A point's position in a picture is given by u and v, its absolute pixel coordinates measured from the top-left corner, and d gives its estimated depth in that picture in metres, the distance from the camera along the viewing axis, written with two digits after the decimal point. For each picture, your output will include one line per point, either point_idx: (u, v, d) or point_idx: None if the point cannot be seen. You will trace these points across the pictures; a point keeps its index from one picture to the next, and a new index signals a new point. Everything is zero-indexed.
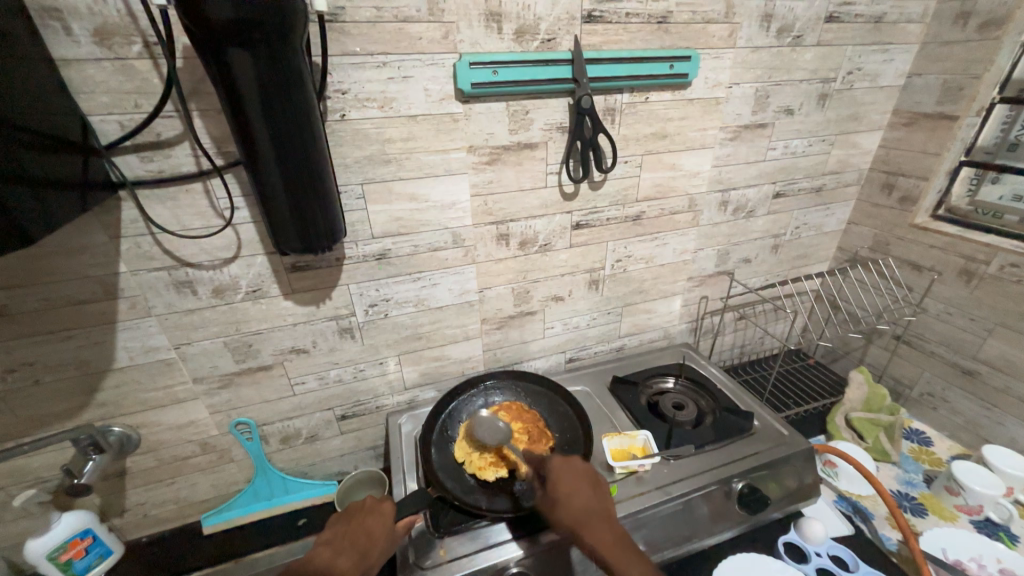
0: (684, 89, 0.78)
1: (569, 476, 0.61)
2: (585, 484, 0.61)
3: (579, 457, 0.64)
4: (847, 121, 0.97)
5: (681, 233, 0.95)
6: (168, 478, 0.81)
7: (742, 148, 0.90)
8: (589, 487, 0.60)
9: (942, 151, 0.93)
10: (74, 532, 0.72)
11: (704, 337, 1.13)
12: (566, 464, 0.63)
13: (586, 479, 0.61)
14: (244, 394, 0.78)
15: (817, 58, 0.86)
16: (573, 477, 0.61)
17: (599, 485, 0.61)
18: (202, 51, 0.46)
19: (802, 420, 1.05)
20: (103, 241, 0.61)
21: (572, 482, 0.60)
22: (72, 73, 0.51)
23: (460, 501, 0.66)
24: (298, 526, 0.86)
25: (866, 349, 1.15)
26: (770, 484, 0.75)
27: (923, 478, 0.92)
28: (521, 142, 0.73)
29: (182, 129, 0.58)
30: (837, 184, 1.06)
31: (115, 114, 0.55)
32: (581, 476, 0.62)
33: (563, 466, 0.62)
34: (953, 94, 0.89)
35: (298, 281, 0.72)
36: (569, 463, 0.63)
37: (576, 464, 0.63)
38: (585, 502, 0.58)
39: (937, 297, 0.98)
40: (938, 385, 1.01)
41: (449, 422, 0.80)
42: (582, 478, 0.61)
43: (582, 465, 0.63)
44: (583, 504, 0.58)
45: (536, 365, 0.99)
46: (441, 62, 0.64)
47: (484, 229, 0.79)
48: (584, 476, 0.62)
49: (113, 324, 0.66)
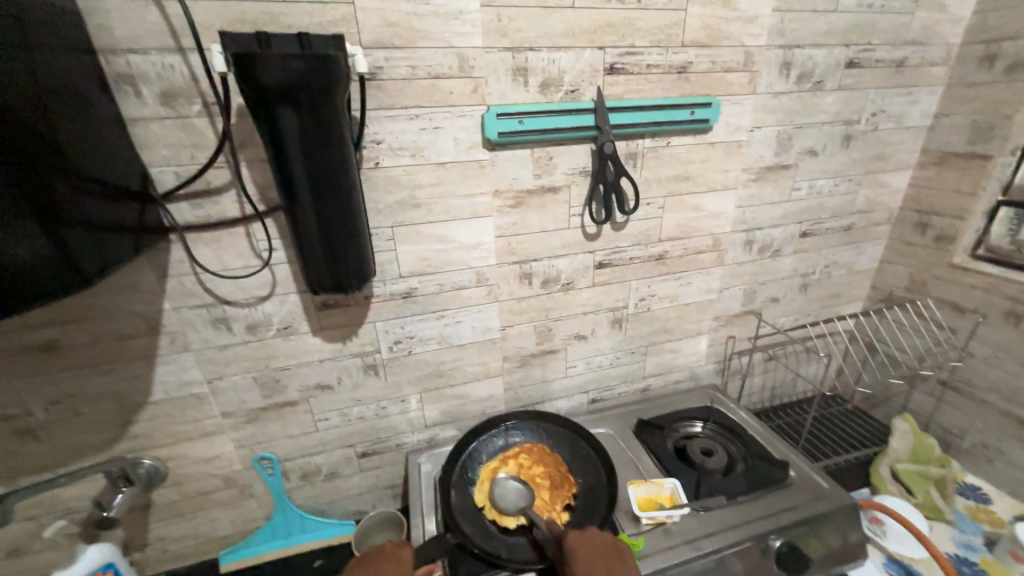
0: (705, 133, 0.80)
1: (589, 552, 0.59)
2: (606, 562, 0.58)
3: (598, 531, 0.62)
4: (874, 160, 0.96)
5: (705, 273, 0.94)
6: (191, 513, 0.82)
7: (766, 189, 0.90)
8: (611, 567, 0.57)
9: (977, 190, 0.90)
10: (96, 567, 0.71)
11: (732, 378, 1.09)
12: (585, 538, 0.61)
13: (607, 556, 0.59)
14: (269, 429, 0.79)
15: (838, 102, 0.87)
16: (593, 554, 0.59)
17: (622, 565, 0.58)
18: (255, 111, 0.50)
19: (842, 470, 0.99)
20: (150, 280, 0.65)
21: (592, 560, 0.58)
22: (138, 129, 0.57)
23: (480, 549, 0.64)
24: (313, 567, 0.84)
25: (908, 394, 1.08)
26: (811, 542, 0.70)
27: (984, 540, 0.84)
28: (545, 186, 0.76)
29: (230, 177, 0.62)
30: (867, 223, 1.04)
31: (172, 165, 0.59)
32: (601, 553, 0.59)
33: (582, 542, 0.60)
34: (984, 134, 0.88)
35: (327, 319, 0.74)
36: (588, 538, 0.61)
37: (596, 539, 0.60)
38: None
39: (983, 341, 0.93)
40: (992, 436, 0.94)
41: (470, 462, 0.78)
42: (603, 556, 0.59)
43: (602, 540, 0.61)
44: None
45: (558, 405, 0.97)
46: (470, 113, 0.67)
47: (508, 268, 0.80)
48: (605, 553, 0.59)
49: (152, 358, 0.69)
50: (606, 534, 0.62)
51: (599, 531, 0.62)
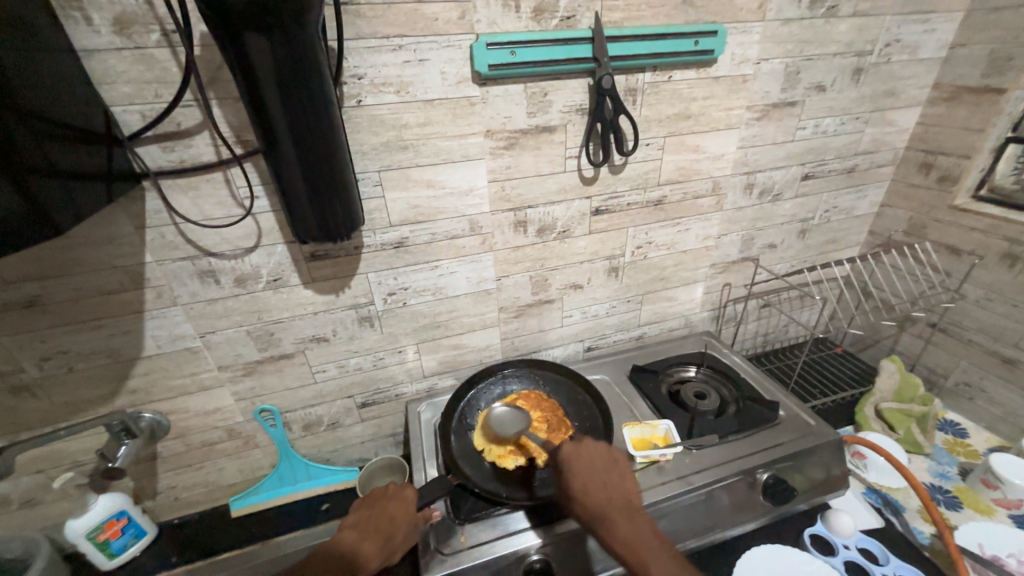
0: (709, 67, 0.75)
1: (585, 465, 0.61)
2: (601, 473, 0.60)
3: (593, 444, 0.63)
4: (883, 97, 0.92)
5: (704, 219, 0.92)
6: (197, 463, 0.84)
7: (770, 128, 0.86)
8: (608, 477, 0.60)
9: (987, 127, 0.87)
10: (109, 513, 0.76)
11: (726, 325, 1.10)
12: (579, 453, 0.62)
13: (602, 466, 0.61)
14: (267, 382, 0.79)
15: (852, 31, 0.82)
16: (588, 467, 0.61)
17: (617, 473, 0.60)
18: (219, 37, 0.45)
19: (829, 410, 1.02)
20: (128, 232, 0.62)
21: (587, 472, 0.60)
22: (93, 63, 0.52)
23: (480, 488, 0.66)
24: (321, 510, 0.88)
25: (898, 337, 1.11)
26: (797, 475, 0.73)
27: (958, 470, 0.88)
28: (540, 126, 0.72)
29: (201, 118, 0.58)
30: (870, 165, 1.01)
31: (136, 104, 0.55)
32: (597, 465, 0.61)
33: (578, 455, 0.62)
34: (1001, 65, 0.84)
35: (317, 270, 0.72)
36: (583, 452, 0.62)
37: (591, 452, 0.62)
38: (603, 494, 0.58)
39: (976, 283, 0.93)
40: (975, 375, 0.97)
41: (468, 409, 0.80)
42: (599, 468, 0.61)
43: (597, 452, 0.62)
44: (601, 496, 0.57)
45: (554, 354, 0.98)
46: (457, 44, 0.62)
47: (502, 216, 0.77)
48: (600, 465, 0.61)
49: (140, 313, 0.67)
50: (600, 445, 0.64)
51: (593, 443, 0.63)
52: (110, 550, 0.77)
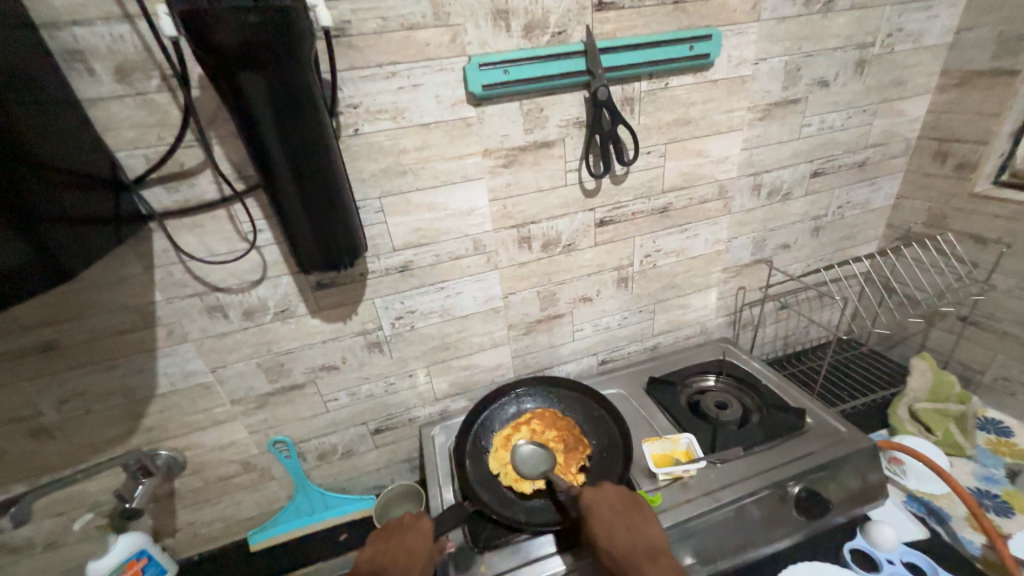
0: (706, 71, 0.74)
1: (605, 511, 0.59)
2: (623, 518, 0.58)
3: (613, 489, 0.62)
4: (889, 87, 0.90)
5: (712, 223, 0.90)
6: (215, 498, 0.83)
7: (774, 127, 0.85)
8: (630, 521, 0.57)
9: (1002, 110, 0.84)
10: (130, 553, 0.75)
11: (744, 330, 1.07)
12: (599, 498, 0.60)
13: (623, 511, 0.59)
14: (280, 413, 0.79)
15: (851, 24, 0.80)
16: (609, 512, 0.59)
17: (641, 517, 0.58)
18: (215, 78, 0.46)
19: (859, 414, 0.97)
20: (138, 272, 0.63)
21: (608, 518, 0.58)
22: (98, 111, 0.53)
23: (498, 515, 0.64)
24: (340, 541, 0.86)
25: (926, 332, 1.06)
26: (830, 486, 0.69)
27: (1006, 473, 0.83)
28: (538, 141, 0.71)
29: (203, 157, 0.59)
30: (882, 157, 0.98)
31: (141, 148, 0.56)
32: (618, 510, 0.59)
33: (597, 500, 0.60)
34: (1011, 46, 0.81)
35: (324, 299, 0.72)
36: (603, 495, 0.61)
37: (612, 497, 0.60)
38: (626, 540, 0.55)
39: (1007, 272, 0.89)
40: (1014, 369, 0.91)
41: (482, 431, 0.78)
42: (620, 513, 0.59)
43: (617, 496, 0.61)
44: (624, 542, 0.55)
45: (567, 369, 0.96)
46: (450, 67, 0.62)
47: (506, 233, 0.77)
48: (622, 509, 0.59)
49: (152, 351, 0.68)
50: (621, 489, 0.62)
51: (613, 488, 0.62)
52: None
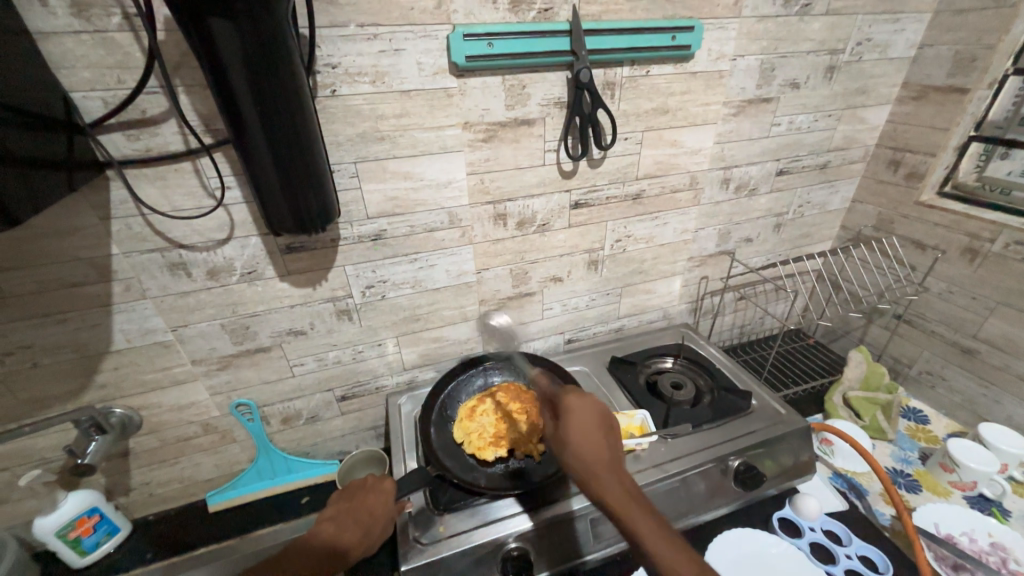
0: (686, 62, 0.76)
1: (580, 423, 0.58)
2: (595, 430, 0.58)
3: (590, 399, 0.61)
4: (855, 95, 0.94)
5: (681, 213, 0.93)
6: (172, 459, 0.82)
7: (746, 124, 0.88)
8: (600, 436, 0.57)
9: (951, 126, 0.90)
10: (81, 510, 0.74)
11: (704, 317, 1.13)
12: (575, 410, 0.60)
13: (595, 424, 0.58)
14: (243, 375, 0.78)
15: (825, 29, 0.83)
16: (582, 423, 0.58)
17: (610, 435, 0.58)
18: (181, 20, 0.44)
19: (800, 399, 1.06)
20: (93, 223, 0.60)
21: (582, 430, 0.58)
22: (51, 46, 0.50)
23: (459, 479, 0.66)
24: (301, 504, 0.88)
25: (866, 328, 1.15)
26: (766, 462, 0.76)
27: (918, 455, 0.93)
28: (518, 119, 0.72)
29: (167, 106, 0.56)
30: (842, 161, 1.04)
31: (98, 90, 0.53)
32: (590, 423, 0.58)
33: (574, 413, 0.59)
34: (965, 65, 0.86)
35: (293, 263, 0.71)
36: (581, 411, 0.59)
37: (577, 417, 0.59)
38: (594, 449, 0.56)
39: (939, 276, 0.97)
40: (936, 364, 1.01)
41: (450, 401, 0.81)
42: (595, 426, 0.58)
43: (594, 412, 0.60)
44: (591, 453, 0.56)
45: (535, 346, 0.99)
46: (434, 34, 0.61)
47: (481, 209, 0.77)
48: (594, 422, 0.59)
49: (108, 307, 0.66)
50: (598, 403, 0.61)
51: (591, 399, 0.61)
52: (82, 548, 0.76)
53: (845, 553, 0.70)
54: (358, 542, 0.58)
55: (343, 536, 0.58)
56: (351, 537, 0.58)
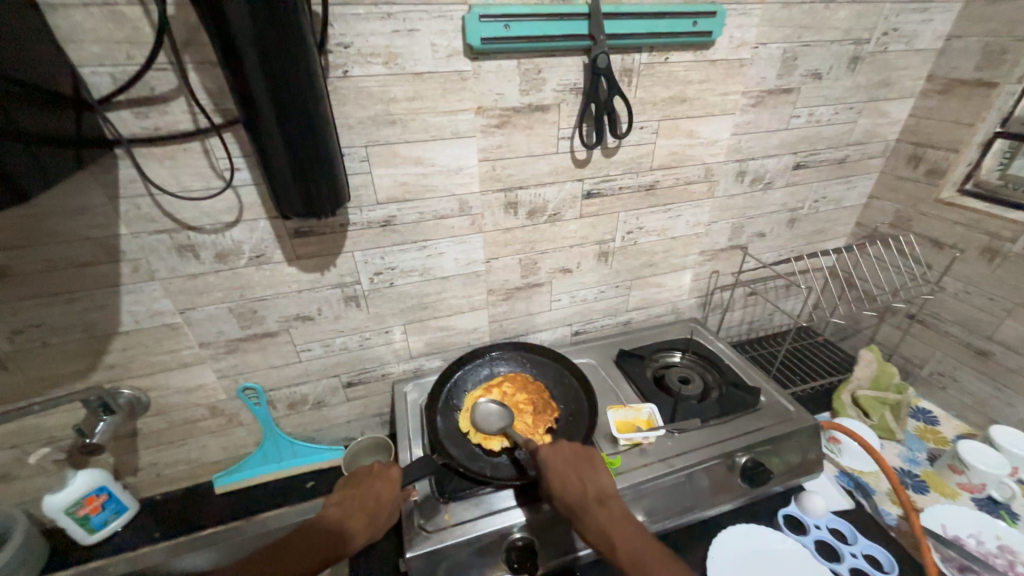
0: (706, 49, 0.74)
1: (560, 463, 0.61)
2: (576, 468, 0.61)
3: (569, 443, 0.64)
4: (877, 87, 0.92)
5: (695, 205, 0.91)
6: (179, 440, 0.83)
7: (764, 116, 0.86)
8: (581, 473, 0.60)
9: (976, 121, 0.87)
10: (89, 489, 0.75)
11: (713, 312, 1.11)
12: (555, 451, 0.63)
13: (577, 462, 0.62)
14: (251, 359, 0.78)
15: (850, 17, 0.81)
16: (563, 463, 0.61)
17: (592, 469, 0.61)
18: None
19: (808, 397, 1.05)
20: (102, 202, 0.59)
21: (563, 470, 0.61)
22: (59, 19, 0.49)
23: (464, 468, 0.66)
24: (306, 488, 0.88)
25: (877, 327, 1.13)
26: (773, 459, 0.75)
27: (927, 456, 0.92)
28: (532, 104, 0.70)
29: (177, 83, 0.55)
30: (861, 156, 1.01)
31: (107, 65, 0.52)
32: (571, 462, 0.61)
33: (552, 455, 0.62)
34: (994, 58, 0.84)
35: (302, 247, 0.71)
36: (558, 451, 0.63)
37: (556, 457, 0.62)
38: (578, 486, 0.59)
39: (956, 276, 0.95)
40: (948, 365, 1.00)
41: (455, 390, 0.80)
42: (575, 465, 0.61)
43: (572, 450, 0.63)
44: (576, 491, 0.58)
45: (542, 337, 0.98)
46: (449, 14, 0.60)
47: (492, 196, 0.76)
48: (576, 462, 0.62)
49: (116, 287, 0.65)
50: (577, 443, 0.64)
51: (569, 442, 0.64)
52: (91, 526, 0.77)
53: (851, 551, 0.69)
54: (365, 532, 0.58)
55: (349, 524, 0.57)
56: (358, 525, 0.58)
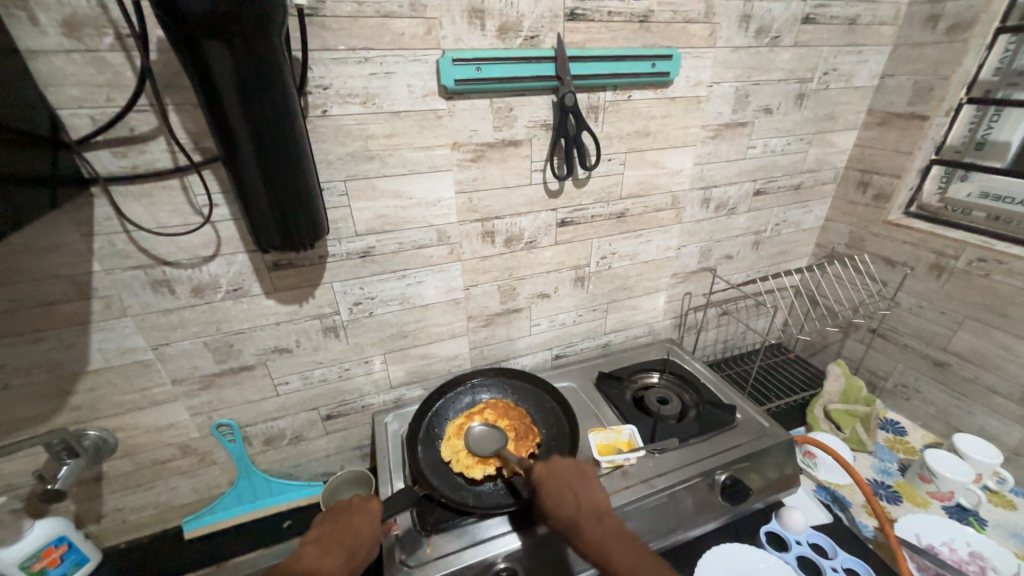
0: (665, 87, 0.80)
1: (555, 482, 0.62)
2: (571, 485, 0.62)
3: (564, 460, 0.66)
4: (824, 120, 1.00)
5: (664, 231, 0.96)
6: (147, 483, 0.79)
7: (723, 147, 0.92)
8: (576, 489, 0.61)
9: (914, 149, 0.96)
10: (48, 540, 0.71)
11: (688, 332, 1.15)
12: (550, 468, 0.64)
13: (571, 479, 0.63)
14: (225, 395, 0.76)
15: (794, 59, 0.89)
16: (558, 480, 0.62)
17: (587, 485, 0.62)
18: (175, 43, 0.44)
19: (783, 413, 1.08)
20: (75, 239, 0.59)
21: (558, 487, 0.62)
22: (40, 65, 0.50)
23: (447, 498, 0.66)
24: (283, 528, 0.85)
25: (843, 342, 1.18)
26: (751, 475, 0.77)
27: (898, 466, 0.95)
28: (505, 139, 0.74)
29: (157, 124, 0.57)
30: (815, 182, 1.09)
31: (87, 108, 0.53)
32: (567, 479, 0.63)
33: (547, 473, 0.63)
34: (923, 94, 0.93)
35: (280, 280, 0.71)
36: (553, 469, 0.64)
37: (551, 475, 0.63)
38: (572, 501, 0.60)
39: (910, 292, 1.02)
40: (911, 376, 1.04)
41: (436, 419, 0.80)
42: (570, 482, 0.62)
43: (566, 468, 0.64)
44: (571, 507, 0.59)
45: (523, 362, 0.99)
46: (424, 58, 0.63)
47: (469, 226, 0.79)
48: (570, 479, 0.63)
49: (86, 325, 0.64)
50: (571, 461, 0.66)
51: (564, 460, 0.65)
52: None
53: (831, 565, 0.70)
54: (340, 561, 0.56)
55: (324, 558, 0.56)
56: (334, 558, 0.56)
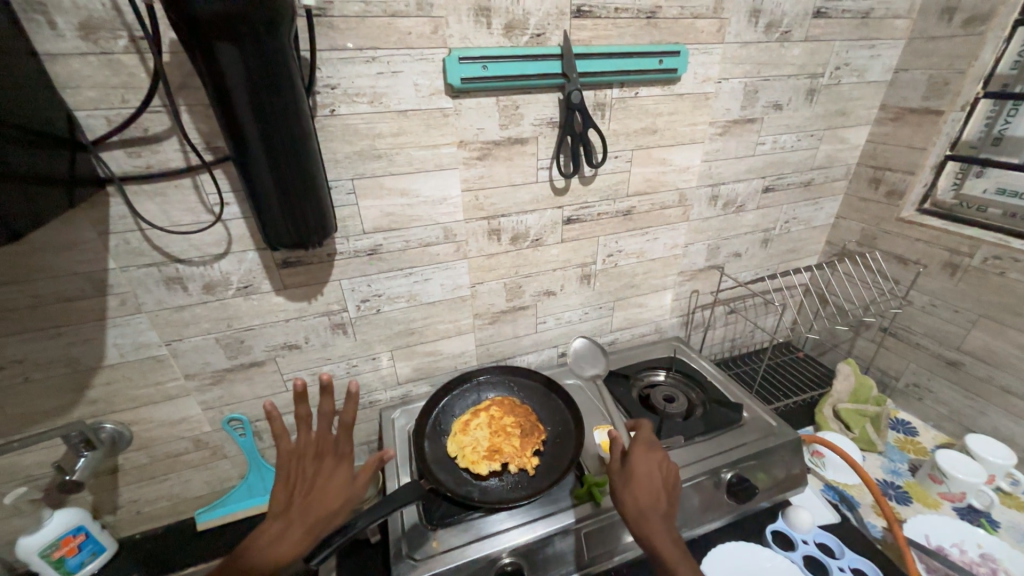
0: (673, 84, 0.79)
1: (642, 470, 0.60)
2: (655, 481, 0.59)
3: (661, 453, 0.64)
4: (835, 116, 0.98)
5: (671, 228, 0.95)
6: (161, 475, 0.81)
7: (732, 143, 0.91)
8: (658, 484, 0.59)
9: (928, 145, 0.94)
10: (66, 529, 0.72)
11: (695, 331, 1.14)
12: (640, 458, 0.61)
13: (658, 477, 0.60)
14: (236, 390, 0.78)
15: (805, 54, 0.87)
16: (646, 473, 0.60)
17: (667, 488, 0.60)
18: (188, 45, 0.45)
19: (791, 412, 1.07)
20: (91, 237, 0.60)
21: (642, 478, 0.59)
22: (58, 67, 0.51)
23: (452, 493, 0.66)
24: None
25: (853, 341, 1.17)
26: (758, 474, 0.76)
27: (908, 467, 0.94)
28: (512, 137, 0.74)
29: (170, 124, 0.58)
30: (825, 179, 1.07)
31: (103, 109, 0.54)
32: (656, 474, 0.60)
33: (639, 462, 0.61)
34: (939, 89, 0.91)
35: (289, 277, 0.72)
36: (647, 462, 0.61)
37: (636, 463, 0.61)
38: (652, 498, 0.58)
39: (922, 290, 1.00)
40: (923, 376, 1.03)
41: (443, 416, 0.81)
42: (655, 477, 0.60)
43: (658, 466, 0.61)
44: (649, 499, 0.57)
45: (529, 359, 1.00)
46: (430, 57, 0.64)
47: (476, 224, 0.79)
48: (657, 474, 0.60)
49: (102, 321, 0.66)
50: (662, 458, 0.63)
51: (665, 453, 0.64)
52: (66, 568, 0.74)
53: (838, 565, 0.70)
54: (305, 539, 0.52)
55: (285, 537, 0.51)
56: (299, 534, 0.52)
